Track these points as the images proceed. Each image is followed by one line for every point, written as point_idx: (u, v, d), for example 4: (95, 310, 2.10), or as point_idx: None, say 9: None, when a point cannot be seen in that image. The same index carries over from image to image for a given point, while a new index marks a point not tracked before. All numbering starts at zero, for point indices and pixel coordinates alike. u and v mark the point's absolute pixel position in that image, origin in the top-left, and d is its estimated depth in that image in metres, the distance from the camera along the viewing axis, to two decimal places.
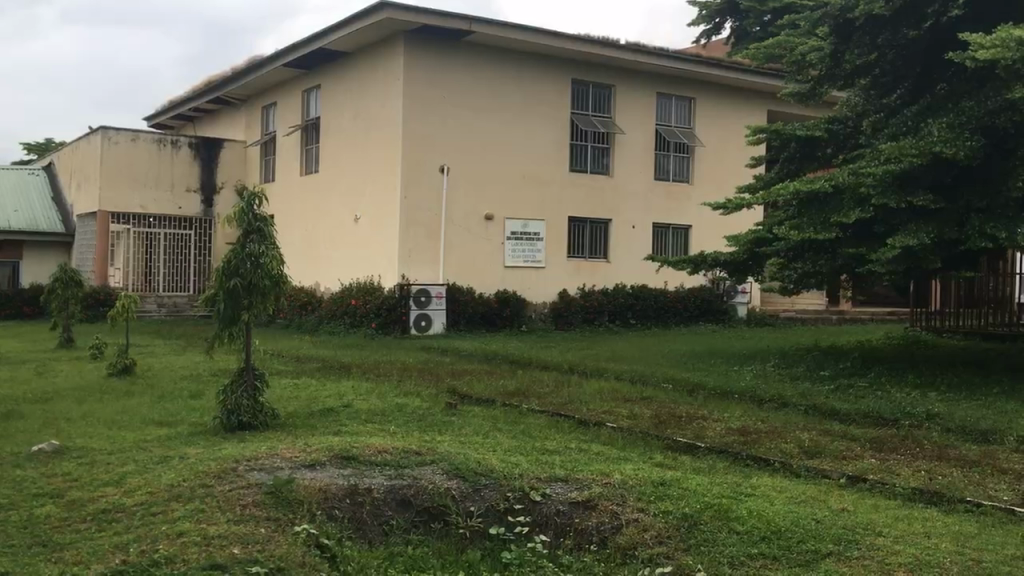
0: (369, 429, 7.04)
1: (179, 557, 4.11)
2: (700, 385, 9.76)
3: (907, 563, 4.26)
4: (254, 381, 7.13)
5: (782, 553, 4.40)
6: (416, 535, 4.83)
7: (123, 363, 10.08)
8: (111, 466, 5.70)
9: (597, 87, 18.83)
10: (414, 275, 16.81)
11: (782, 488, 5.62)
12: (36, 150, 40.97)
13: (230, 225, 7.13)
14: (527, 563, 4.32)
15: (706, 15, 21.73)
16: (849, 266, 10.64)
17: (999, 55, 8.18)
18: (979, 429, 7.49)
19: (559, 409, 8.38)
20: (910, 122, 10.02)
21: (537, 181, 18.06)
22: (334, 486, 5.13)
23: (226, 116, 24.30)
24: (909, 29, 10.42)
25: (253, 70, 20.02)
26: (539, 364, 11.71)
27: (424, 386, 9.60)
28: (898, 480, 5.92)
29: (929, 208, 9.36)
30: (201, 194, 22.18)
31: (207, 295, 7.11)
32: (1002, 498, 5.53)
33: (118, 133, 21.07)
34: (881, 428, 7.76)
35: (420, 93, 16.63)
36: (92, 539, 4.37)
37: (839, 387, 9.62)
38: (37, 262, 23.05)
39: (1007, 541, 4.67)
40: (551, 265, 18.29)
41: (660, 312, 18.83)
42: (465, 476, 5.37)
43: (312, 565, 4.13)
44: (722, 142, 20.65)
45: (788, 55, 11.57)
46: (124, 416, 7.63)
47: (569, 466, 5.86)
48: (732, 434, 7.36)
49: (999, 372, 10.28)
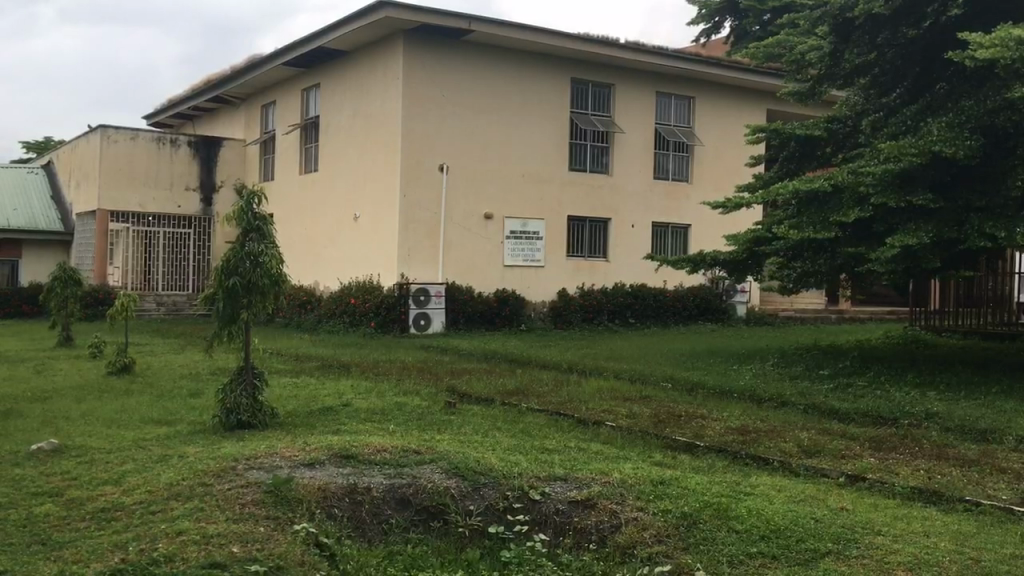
0: (368, 428, 7.03)
1: (179, 556, 4.11)
2: (699, 385, 9.75)
3: (906, 563, 4.26)
4: (253, 380, 7.13)
5: (781, 552, 4.41)
6: (416, 535, 4.82)
7: (122, 362, 10.08)
8: (110, 465, 5.68)
9: (597, 86, 18.82)
10: (413, 275, 16.81)
11: (781, 487, 5.62)
12: (36, 149, 41.01)
13: (229, 224, 7.12)
14: (526, 562, 4.29)
15: (706, 15, 21.73)
16: (848, 265, 10.66)
17: (999, 55, 8.18)
18: (978, 429, 7.48)
19: (558, 408, 8.37)
20: (909, 121, 10.03)
21: (536, 180, 18.05)
22: (333, 484, 5.12)
23: (226, 115, 24.30)
24: (908, 28, 10.43)
25: (252, 69, 20.02)
26: (537, 363, 11.70)
27: (422, 385, 9.58)
28: (898, 479, 5.92)
29: (929, 207, 9.36)
30: (201, 193, 22.18)
31: (207, 295, 7.10)
32: (1001, 498, 5.53)
33: (117, 132, 21.05)
34: (881, 428, 7.75)
35: (418, 93, 16.62)
36: (92, 538, 4.37)
37: (838, 387, 9.61)
38: (35, 261, 23.03)
39: (1006, 540, 4.67)
40: (550, 265, 18.29)
41: (659, 311, 18.83)
42: (465, 476, 5.37)
43: (311, 564, 4.12)
44: (721, 141, 20.66)
45: (787, 54, 11.59)
46: (123, 414, 7.62)
47: (568, 465, 5.85)
48: (732, 433, 7.34)
49: (998, 372, 10.27)
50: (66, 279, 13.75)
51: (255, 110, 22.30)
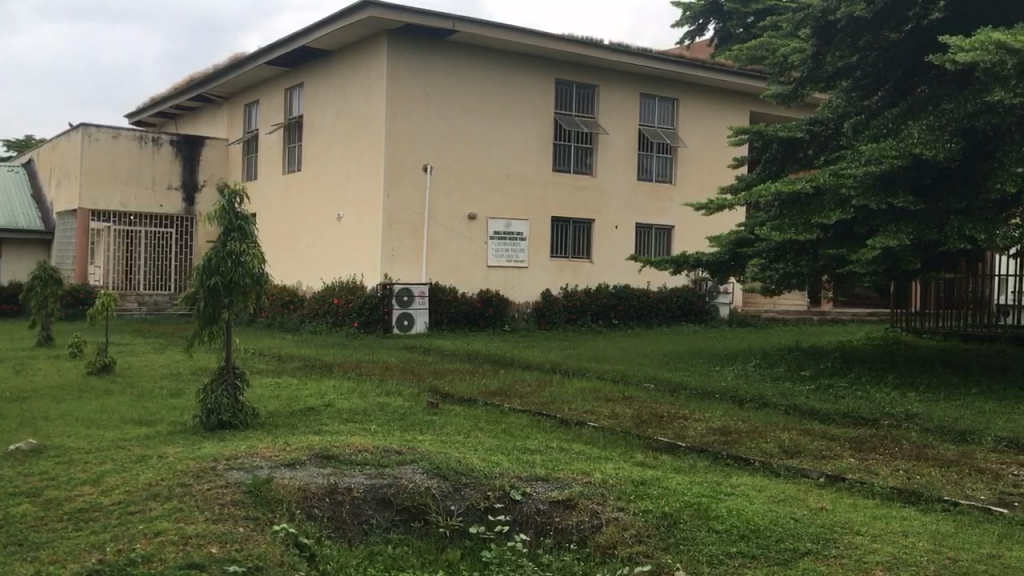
0: (350, 429, 6.99)
1: (157, 557, 4.08)
2: (681, 385, 9.79)
3: (885, 562, 4.29)
4: (234, 379, 7.10)
5: (761, 552, 4.43)
6: (397, 535, 4.82)
7: (103, 360, 10.02)
8: (89, 465, 5.64)
9: (581, 87, 18.86)
10: (396, 275, 16.77)
11: (762, 487, 5.64)
12: (17, 148, 40.82)
13: (210, 223, 7.03)
14: (507, 562, 4.26)
15: (690, 16, 21.70)
16: (830, 266, 10.60)
17: (978, 59, 8.10)
18: (957, 429, 7.56)
19: (540, 408, 8.39)
20: (890, 125, 10.09)
21: (521, 181, 18.06)
22: (313, 484, 5.10)
23: (210, 113, 24.16)
24: (891, 31, 10.55)
25: (236, 68, 19.95)
26: (520, 364, 11.70)
27: (405, 385, 9.56)
28: (877, 479, 5.96)
29: (909, 210, 9.40)
30: (183, 193, 22.04)
31: (188, 294, 7.07)
32: (980, 497, 5.59)
33: (99, 129, 20.81)
34: (860, 428, 7.81)
35: (402, 91, 16.56)
36: (68, 539, 4.33)
37: (819, 388, 9.66)
38: (15, 261, 22.83)
39: (984, 540, 4.72)
40: (534, 266, 18.30)
41: (643, 312, 18.92)
42: (445, 476, 5.35)
43: (290, 565, 4.09)
44: (704, 143, 20.74)
45: (769, 57, 11.88)
46: (103, 415, 7.54)
47: (550, 465, 5.86)
48: (712, 433, 7.37)
49: (977, 373, 10.36)
50: (46, 278, 13.50)
51: (239, 110, 22.19)
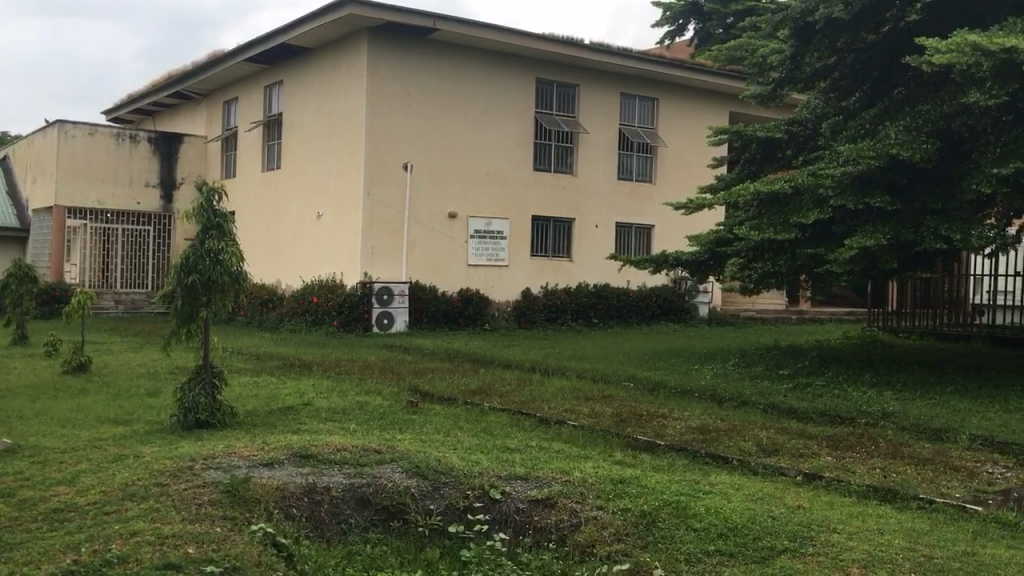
0: (328, 428, 6.97)
1: (133, 557, 4.04)
2: (661, 384, 9.82)
3: (861, 559, 4.33)
4: (212, 378, 7.05)
5: (738, 550, 4.45)
6: (375, 534, 4.81)
7: (79, 360, 9.91)
8: (64, 465, 5.58)
9: (562, 86, 18.89)
10: (376, 273, 16.72)
11: (740, 485, 5.68)
12: None
13: (187, 221, 6.97)
14: (486, 560, 4.25)
15: (671, 16, 21.78)
16: (808, 266, 10.66)
17: (955, 60, 8.16)
18: (933, 427, 7.63)
19: (520, 407, 8.38)
20: (867, 125, 10.18)
21: (501, 179, 18.06)
22: (291, 484, 5.07)
23: (188, 109, 23.95)
24: (868, 33, 10.57)
25: (214, 65, 19.81)
26: (501, 363, 11.67)
27: (385, 384, 9.52)
28: (854, 477, 6.01)
29: (886, 210, 9.49)
30: (161, 190, 21.85)
31: (165, 292, 7.01)
32: (955, 495, 5.65)
33: (75, 126, 20.56)
34: (837, 427, 7.88)
35: (382, 89, 16.50)
36: (42, 540, 4.28)
37: (797, 386, 9.73)
38: None
39: (959, 537, 4.77)
40: (514, 265, 18.30)
41: (622, 311, 18.98)
42: (424, 475, 5.33)
43: (268, 564, 4.07)
44: (684, 143, 20.83)
45: (749, 57, 11.94)
46: (78, 414, 7.46)
47: (529, 464, 5.86)
48: (691, 432, 7.41)
49: (952, 372, 10.47)
50: (21, 276, 13.33)
51: (217, 107, 22.04)
